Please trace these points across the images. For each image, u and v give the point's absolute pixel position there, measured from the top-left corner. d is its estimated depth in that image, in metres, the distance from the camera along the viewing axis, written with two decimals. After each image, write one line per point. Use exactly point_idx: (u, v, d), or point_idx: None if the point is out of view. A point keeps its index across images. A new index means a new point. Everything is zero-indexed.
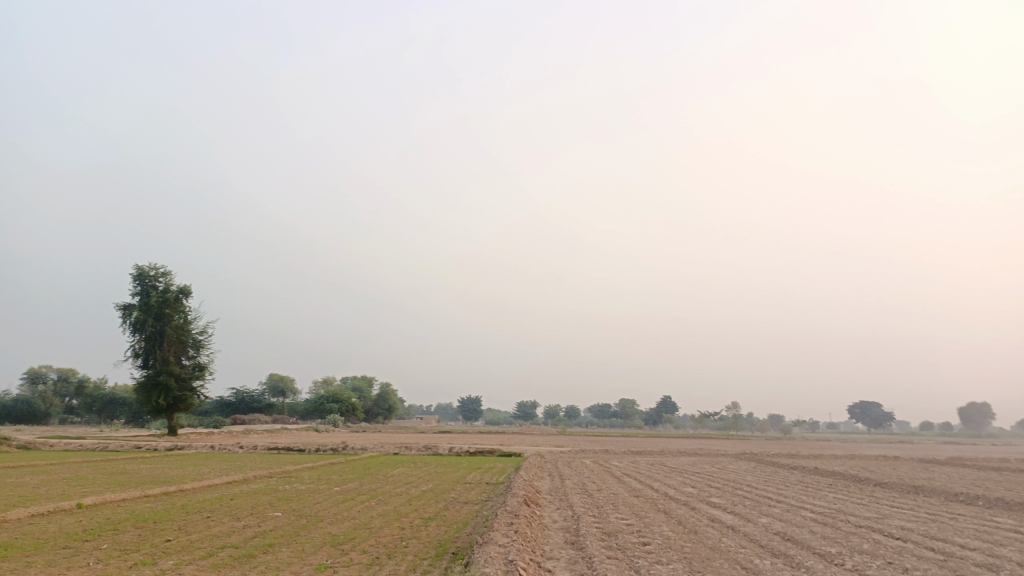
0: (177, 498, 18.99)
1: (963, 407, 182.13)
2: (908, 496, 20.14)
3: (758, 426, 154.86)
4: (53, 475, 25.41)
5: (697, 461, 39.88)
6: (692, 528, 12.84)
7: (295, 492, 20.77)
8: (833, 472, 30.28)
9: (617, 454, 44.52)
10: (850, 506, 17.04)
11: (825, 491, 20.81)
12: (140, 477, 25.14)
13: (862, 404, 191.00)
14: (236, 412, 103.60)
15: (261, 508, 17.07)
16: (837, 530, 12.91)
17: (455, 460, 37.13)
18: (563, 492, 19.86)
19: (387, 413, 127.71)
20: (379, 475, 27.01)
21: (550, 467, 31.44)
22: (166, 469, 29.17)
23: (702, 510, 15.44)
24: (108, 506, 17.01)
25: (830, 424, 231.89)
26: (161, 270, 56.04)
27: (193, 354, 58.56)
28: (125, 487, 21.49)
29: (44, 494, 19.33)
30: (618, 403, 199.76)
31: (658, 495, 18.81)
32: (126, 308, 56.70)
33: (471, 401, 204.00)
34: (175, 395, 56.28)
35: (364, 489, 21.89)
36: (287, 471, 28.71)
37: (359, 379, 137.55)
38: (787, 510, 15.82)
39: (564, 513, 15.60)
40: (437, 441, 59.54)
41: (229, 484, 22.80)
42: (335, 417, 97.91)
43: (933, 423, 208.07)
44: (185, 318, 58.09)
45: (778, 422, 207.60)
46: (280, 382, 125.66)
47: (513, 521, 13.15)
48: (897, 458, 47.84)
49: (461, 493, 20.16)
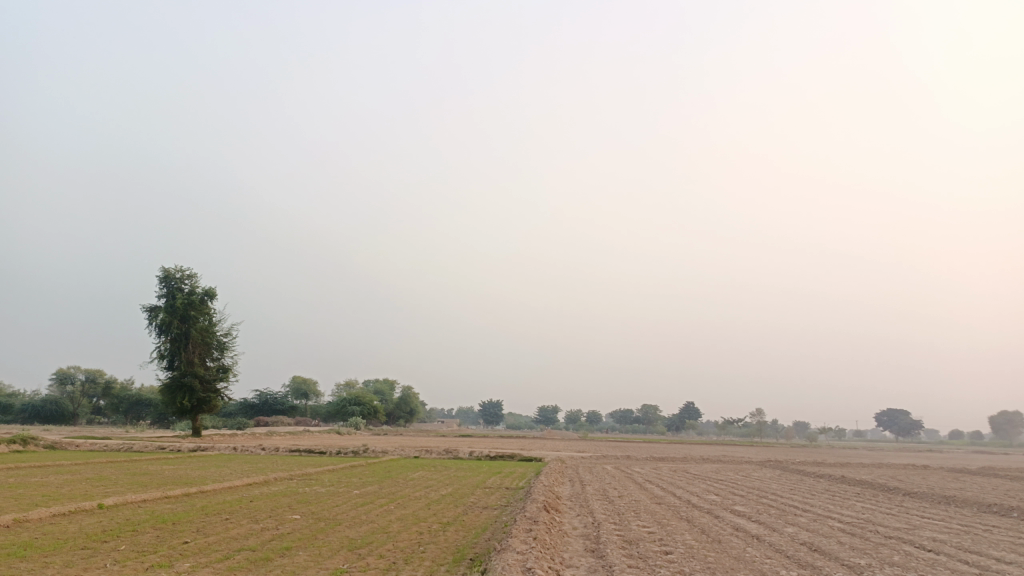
0: (197, 499, 19.03)
1: (993, 416, 178.54)
2: (939, 506, 19.59)
3: (782, 434, 153.02)
4: (77, 475, 25.66)
5: (721, 468, 39.34)
6: (715, 537, 12.54)
7: (314, 495, 20.74)
8: (860, 481, 29.69)
9: (638, 460, 44.18)
10: (879, 516, 16.61)
11: (852, 500, 20.32)
12: (162, 478, 25.29)
13: (889, 412, 187.95)
14: (259, 414, 104.37)
15: (280, 510, 17.04)
16: (865, 540, 12.57)
17: (475, 463, 36.94)
18: (584, 498, 19.62)
19: (409, 416, 127.99)
20: (398, 479, 26.90)
21: (571, 472, 31.12)
22: (189, 470, 29.35)
23: (725, 519, 15.12)
24: (129, 507, 17.06)
25: (858, 432, 228.65)
26: (187, 272, 56.66)
27: (218, 356, 59.06)
28: (147, 487, 21.59)
29: (66, 495, 19.48)
30: (640, 409, 198.52)
31: (681, 502, 18.49)
32: (153, 310, 57.40)
33: (492, 405, 203.89)
34: (199, 396, 56.78)
35: (384, 492, 21.78)
36: (307, 474, 28.78)
37: (381, 382, 138.09)
38: (814, 520, 15.43)
39: (584, 519, 15.38)
40: (458, 445, 59.45)
41: (249, 486, 22.83)
42: (356, 420, 98.25)
43: (962, 432, 204.34)
44: (210, 320, 58.67)
45: (803, 429, 205.20)
46: (303, 384, 126.46)
47: (533, 527, 12.94)
48: (927, 467, 46.86)
49: (481, 498, 19.99)
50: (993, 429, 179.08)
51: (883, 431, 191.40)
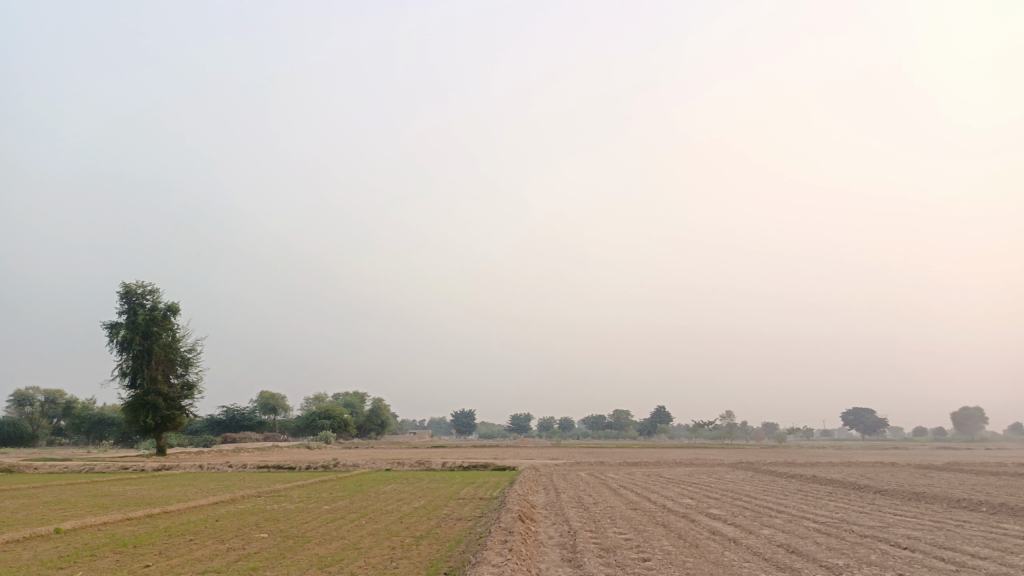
0: (161, 520, 18.39)
1: (955, 411, 182.58)
2: (911, 503, 19.72)
3: (752, 435, 154.74)
4: (33, 499, 24.70)
5: (693, 470, 39.44)
6: (693, 542, 12.37)
7: (283, 512, 20.20)
8: (832, 480, 29.93)
9: (613, 466, 44.06)
10: (853, 515, 16.61)
11: (825, 500, 20.34)
12: (123, 499, 24.46)
13: (855, 411, 190.86)
14: (227, 431, 102.42)
15: (247, 529, 16.54)
16: (842, 540, 12.49)
17: (448, 474, 36.51)
18: (559, 506, 19.38)
19: (380, 428, 126.73)
20: (370, 492, 26.40)
21: (545, 480, 30.85)
22: (152, 490, 28.46)
23: (701, 522, 15.01)
24: (88, 530, 16.44)
25: (825, 432, 232.49)
26: (148, 287, 55.37)
27: (182, 372, 57.74)
28: (108, 510, 20.87)
29: (21, 520, 18.69)
30: (612, 414, 199.35)
31: (657, 507, 18.35)
32: (114, 327, 56.01)
33: (464, 415, 202.90)
34: (163, 413, 55.42)
35: (355, 507, 21.29)
36: (276, 490, 28.15)
37: (351, 394, 136.49)
38: (790, 521, 15.37)
39: (560, 528, 15.15)
40: (431, 456, 58.85)
41: (215, 505, 22.15)
42: (326, 433, 96.86)
43: (926, 428, 208.80)
44: (174, 336, 57.39)
45: (772, 429, 207.66)
46: (272, 399, 124.28)
47: (508, 538, 12.64)
48: (895, 464, 47.54)
49: (454, 509, 19.65)
50: (955, 425, 183.00)
51: (850, 430, 194.47)
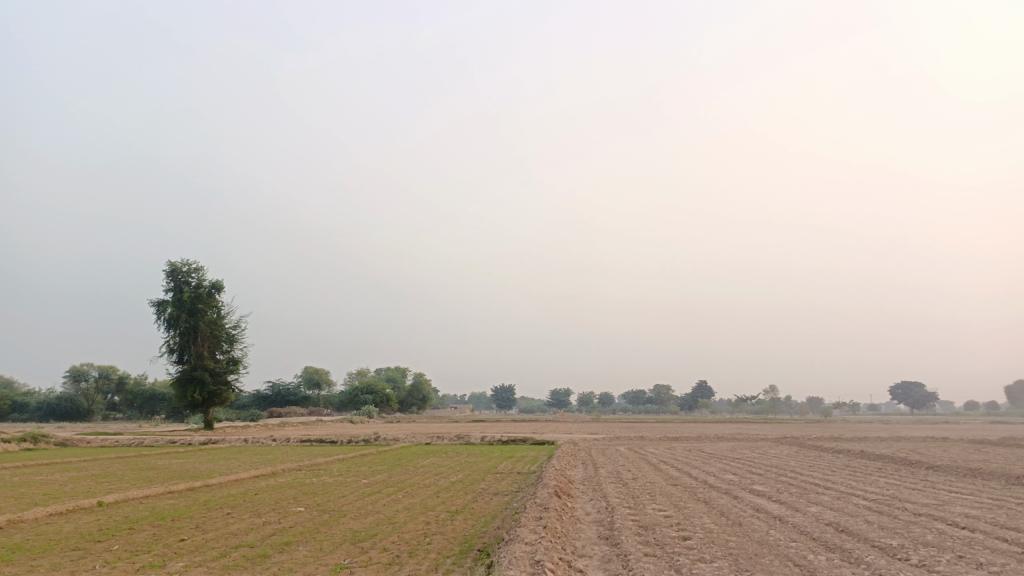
0: (201, 494, 18.55)
1: (1009, 385, 176.89)
2: (967, 480, 18.89)
3: (796, 410, 152.44)
4: (83, 472, 25.33)
5: (737, 446, 38.71)
6: (736, 519, 11.91)
7: (322, 486, 20.26)
8: (880, 455, 29.00)
9: (653, 441, 43.59)
10: (905, 492, 15.93)
11: (875, 476, 19.63)
12: (168, 472, 24.91)
13: (903, 385, 186.66)
14: (273, 405, 104.62)
15: (285, 503, 16.58)
16: (895, 519, 11.87)
17: (487, 448, 36.45)
18: (597, 482, 19.03)
19: (422, 403, 128.08)
20: (408, 466, 26.41)
21: (584, 455, 30.45)
22: (196, 463, 28.99)
23: (744, 499, 14.53)
24: (130, 504, 16.59)
25: (872, 406, 228.21)
26: (193, 265, 56.28)
27: (227, 349, 58.78)
28: (151, 483, 21.21)
29: (67, 493, 19.06)
30: (653, 388, 198.44)
31: (698, 483, 17.89)
32: (160, 305, 57.14)
33: (505, 390, 203.68)
34: (210, 389, 56.47)
35: (392, 481, 21.27)
36: (316, 464, 28.38)
37: (393, 370, 138.10)
38: (837, 498, 14.78)
39: (598, 504, 14.78)
40: (471, 429, 59.21)
41: (256, 479, 22.44)
42: (369, 408, 97.98)
43: (977, 404, 203.63)
44: (219, 313, 58.40)
45: (816, 404, 204.25)
46: (316, 374, 126.30)
47: (543, 514, 12.31)
48: (946, 440, 46.03)
49: (491, 484, 19.48)
50: (1008, 399, 177.87)
51: (899, 404, 190.06)
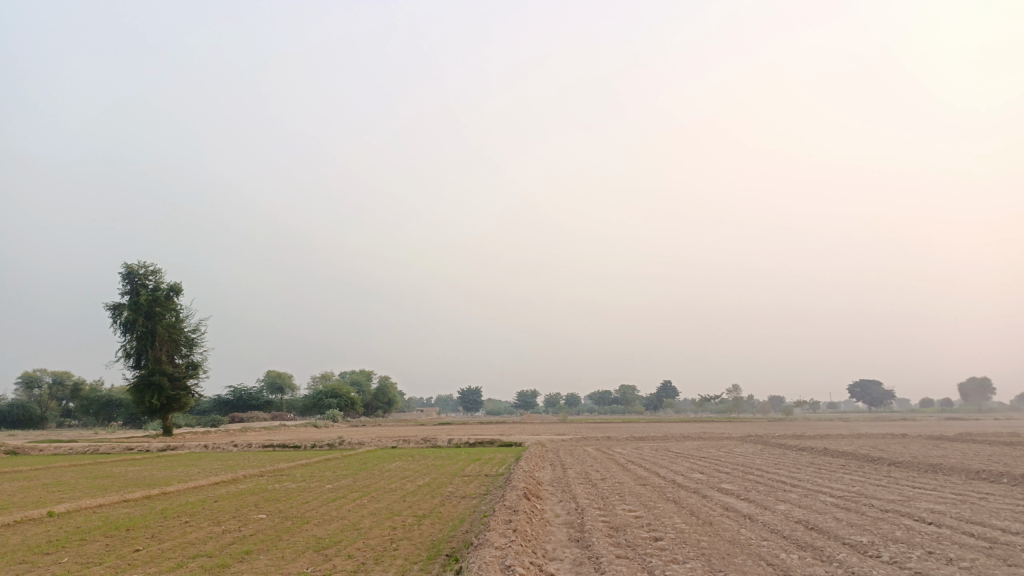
0: (158, 502, 17.92)
1: (961, 383, 181.85)
2: (929, 475, 19.15)
3: (758, 408, 154.80)
4: (33, 481, 24.37)
5: (703, 445, 38.91)
6: (707, 519, 11.83)
7: (284, 492, 19.76)
8: (843, 452, 29.34)
9: (619, 441, 43.68)
10: (870, 488, 16.07)
11: (839, 473, 19.84)
12: (123, 480, 24.14)
13: (861, 383, 190.43)
14: (235, 410, 102.73)
15: (245, 510, 16.08)
16: (863, 516, 11.89)
17: (454, 451, 36.11)
18: (566, 483, 18.87)
19: (387, 406, 126.94)
20: (374, 470, 25.98)
21: (551, 456, 30.24)
22: (153, 471, 28.13)
23: (713, 498, 14.48)
24: (82, 513, 15.96)
25: (832, 405, 232.61)
26: (151, 268, 54.90)
27: (186, 353, 57.47)
28: (106, 492, 20.46)
29: (15, 503, 18.27)
30: (618, 389, 199.65)
31: (667, 483, 17.83)
32: (116, 308, 55.64)
33: (471, 392, 203.22)
34: (168, 394, 55.10)
35: (357, 486, 20.85)
36: (279, 469, 27.75)
37: (357, 373, 136.63)
38: (804, 495, 14.84)
39: (568, 506, 14.63)
40: (437, 432, 58.76)
41: (216, 486, 21.83)
42: (333, 412, 96.72)
43: (932, 402, 209.17)
44: (177, 316, 57.04)
45: (778, 403, 207.41)
46: (279, 379, 124.31)
47: (513, 517, 12.09)
48: (905, 436, 46.89)
49: (459, 487, 19.21)
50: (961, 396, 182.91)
51: (857, 402, 194.03)
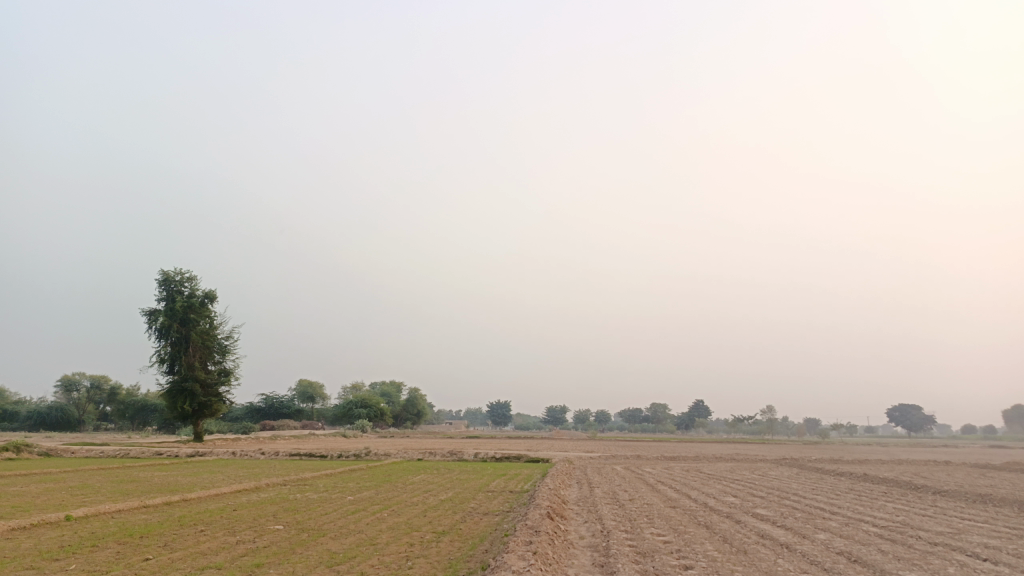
0: (177, 509, 17.67)
1: (1006, 409, 175.91)
2: (979, 507, 18.05)
3: (793, 431, 151.47)
4: (59, 483, 24.43)
5: (737, 467, 37.85)
6: (741, 547, 11.11)
7: (304, 502, 19.40)
8: (884, 479, 28.08)
9: (650, 460, 42.68)
10: (916, 518, 15.14)
11: (881, 501, 18.84)
12: (147, 485, 24.05)
13: (901, 408, 185.03)
14: (266, 418, 103.44)
15: (262, 520, 15.73)
16: (910, 548, 11.13)
17: (479, 465, 35.52)
18: (592, 503, 18.17)
19: (416, 418, 126.82)
20: (398, 483, 25.56)
21: (578, 473, 29.58)
22: (179, 476, 28.05)
23: (747, 524, 13.75)
24: (99, 518, 15.79)
25: (870, 429, 227.21)
26: (186, 275, 55.54)
27: (219, 360, 57.92)
28: (127, 496, 20.31)
29: (36, 505, 18.19)
30: (649, 407, 196.89)
31: (698, 505, 17.12)
32: (152, 314, 56.35)
33: (501, 406, 202.45)
34: (200, 400, 55.44)
35: (378, 498, 20.44)
36: (303, 478, 27.48)
37: (387, 384, 137.01)
38: (846, 524, 14.01)
39: (593, 527, 14.03)
40: (464, 446, 58.16)
41: (237, 493, 21.56)
42: (363, 422, 96.67)
43: (975, 428, 203.10)
44: (211, 323, 57.57)
45: (814, 426, 202.66)
46: (310, 388, 124.84)
47: (534, 539, 11.48)
48: (949, 463, 45.17)
49: (482, 503, 18.72)
50: (1006, 422, 176.80)
51: (896, 427, 188.91)
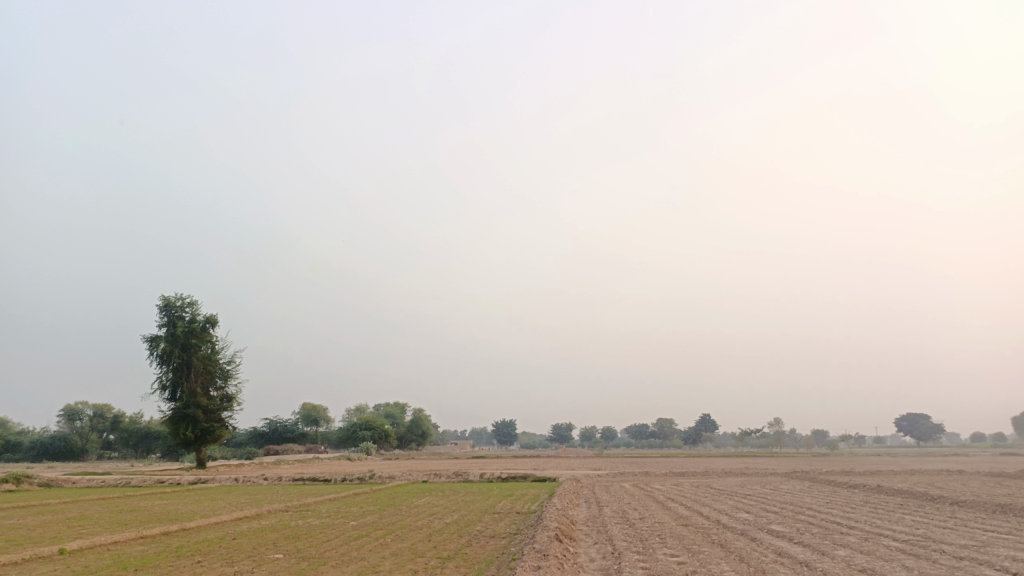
0: (175, 539, 17.25)
1: (1016, 417, 174.58)
2: (999, 517, 17.53)
3: (801, 443, 150.30)
4: (57, 515, 23.97)
5: (746, 481, 37.22)
6: (759, 567, 10.64)
7: (306, 529, 18.99)
8: (898, 490, 27.55)
9: (658, 476, 42.15)
10: (937, 531, 14.63)
11: (899, 514, 18.29)
12: (147, 515, 23.58)
13: (909, 417, 183.74)
14: (270, 443, 102.70)
15: (262, 548, 15.31)
16: (935, 564, 10.64)
17: (485, 486, 34.93)
18: (602, 523, 17.70)
19: (421, 439, 125.84)
20: (402, 506, 25.08)
21: (587, 493, 29.00)
22: (180, 505, 27.57)
23: (764, 541, 13.30)
24: (95, 551, 15.36)
25: (878, 439, 225.60)
26: (188, 300, 55.26)
27: (221, 385, 57.45)
28: (125, 527, 19.87)
29: (32, 538, 17.78)
30: (656, 423, 195.63)
31: (710, 523, 16.67)
32: (154, 340, 56.03)
33: (506, 425, 201.44)
34: (202, 426, 54.90)
35: (382, 523, 19.98)
36: (305, 504, 27.00)
37: (392, 406, 136.39)
38: (865, 539, 13.53)
39: (603, 549, 13.56)
40: (470, 466, 57.45)
41: (238, 521, 21.06)
42: (368, 445, 95.92)
43: (985, 436, 201.77)
44: (213, 348, 57.20)
45: (823, 438, 201.15)
46: (313, 411, 124.09)
47: (543, 563, 11.00)
48: (962, 472, 44.42)
49: (488, 525, 18.28)
50: (1016, 429, 175.36)
51: (904, 436, 187.27)
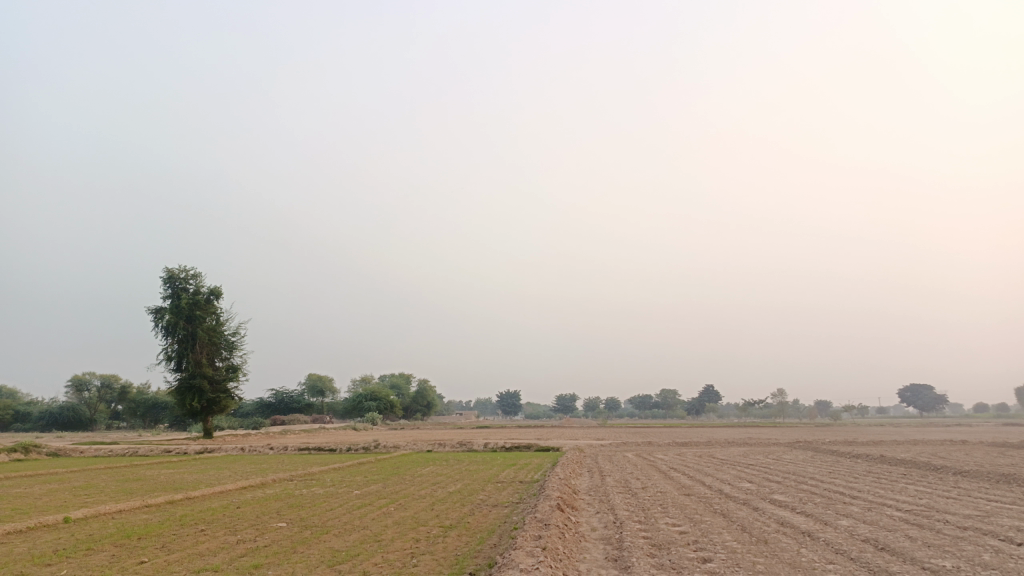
0: (179, 508, 17.29)
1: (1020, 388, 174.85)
2: (1002, 487, 17.45)
3: (804, 414, 150.91)
4: (64, 484, 24.13)
5: (748, 451, 37.27)
6: (761, 537, 10.58)
7: (310, 498, 19.05)
8: (901, 460, 27.60)
9: (661, 446, 42.30)
10: (940, 501, 14.57)
11: (902, 483, 18.24)
12: (152, 484, 23.70)
13: (913, 388, 184.29)
14: (276, 413, 103.46)
15: (266, 517, 15.36)
16: (939, 535, 10.57)
17: (489, 456, 35.07)
18: (604, 492, 17.70)
19: (426, 409, 126.67)
20: (405, 475, 25.20)
21: (590, 462, 29.13)
22: (186, 474, 27.70)
23: (766, 511, 13.26)
24: (99, 520, 15.38)
25: (881, 409, 226.44)
26: (191, 272, 55.27)
27: (227, 356, 57.67)
28: (130, 496, 19.95)
29: (37, 507, 17.85)
30: (659, 394, 196.73)
31: (713, 493, 16.64)
32: (159, 312, 56.11)
33: (510, 396, 202.75)
34: (208, 397, 55.21)
35: (385, 492, 20.03)
36: (310, 473, 27.15)
37: (397, 376, 137.19)
38: (868, 509, 13.48)
39: (605, 518, 13.56)
40: (474, 436, 57.80)
41: (242, 490, 21.12)
42: (373, 415, 96.60)
43: (988, 406, 202.46)
44: (218, 319, 57.31)
45: (826, 409, 202.02)
46: (319, 382, 124.91)
47: (544, 532, 10.95)
48: (964, 443, 44.48)
49: (491, 494, 18.31)
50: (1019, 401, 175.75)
51: (907, 407, 187.86)
